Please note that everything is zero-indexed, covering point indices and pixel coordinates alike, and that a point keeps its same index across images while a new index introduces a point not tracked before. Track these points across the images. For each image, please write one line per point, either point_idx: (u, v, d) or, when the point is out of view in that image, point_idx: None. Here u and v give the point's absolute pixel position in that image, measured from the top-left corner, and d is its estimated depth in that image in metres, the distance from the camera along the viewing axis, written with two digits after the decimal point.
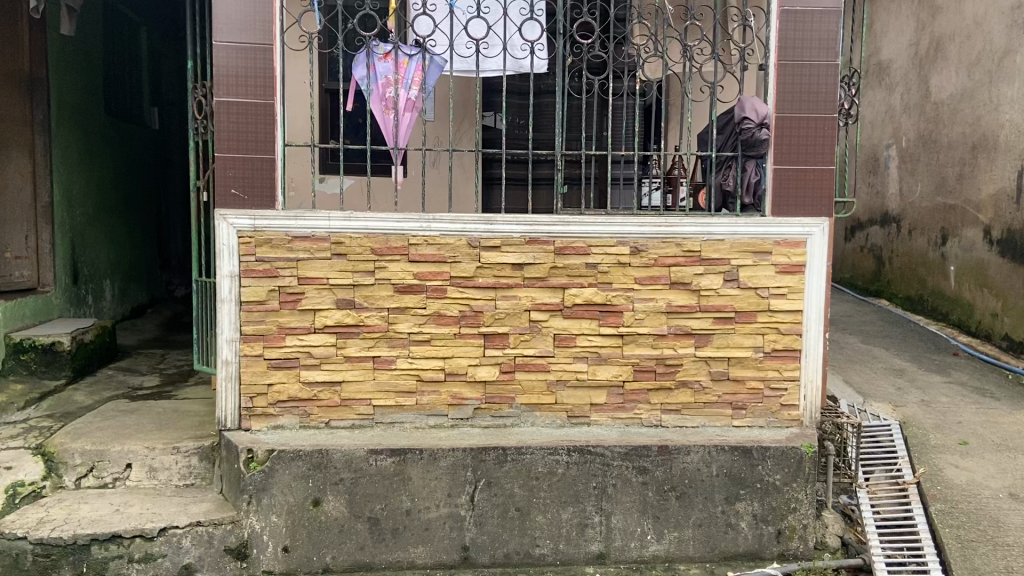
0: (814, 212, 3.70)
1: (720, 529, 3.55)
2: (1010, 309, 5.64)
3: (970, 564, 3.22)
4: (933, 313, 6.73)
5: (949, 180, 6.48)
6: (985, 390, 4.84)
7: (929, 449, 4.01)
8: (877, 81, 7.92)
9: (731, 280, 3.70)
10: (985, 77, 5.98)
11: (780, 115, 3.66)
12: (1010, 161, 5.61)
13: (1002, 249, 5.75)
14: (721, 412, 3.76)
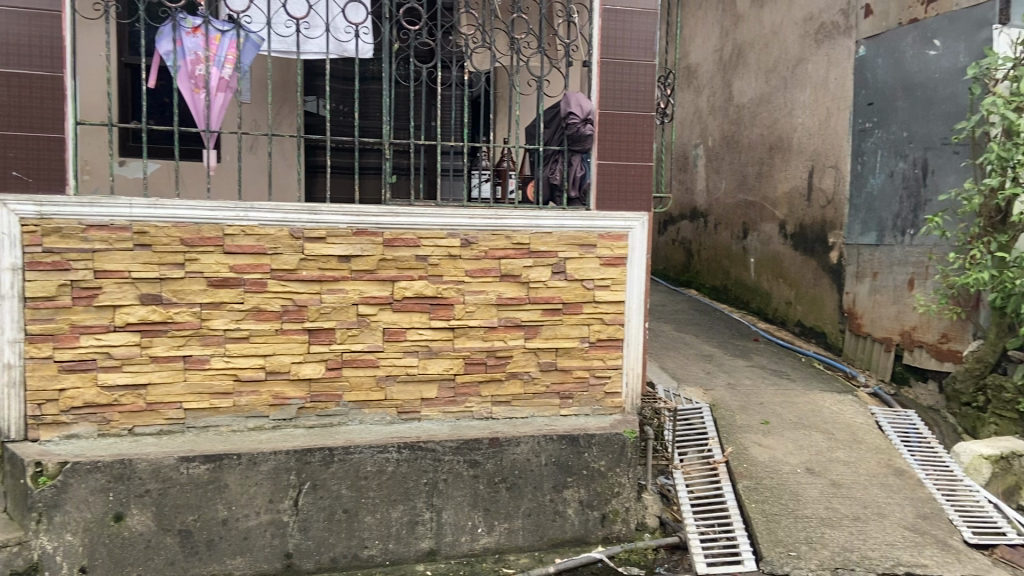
0: (635, 206, 3.85)
1: (548, 517, 3.60)
2: (802, 298, 6.20)
3: (774, 536, 3.46)
4: (735, 302, 7.28)
5: (750, 178, 7.01)
6: (782, 372, 5.28)
7: (736, 428, 4.31)
8: (686, 83, 8.42)
9: (558, 272, 3.76)
10: (780, 83, 6.51)
11: (603, 111, 3.76)
12: (802, 161, 6.16)
13: (795, 243, 6.30)
14: (550, 402, 3.82)
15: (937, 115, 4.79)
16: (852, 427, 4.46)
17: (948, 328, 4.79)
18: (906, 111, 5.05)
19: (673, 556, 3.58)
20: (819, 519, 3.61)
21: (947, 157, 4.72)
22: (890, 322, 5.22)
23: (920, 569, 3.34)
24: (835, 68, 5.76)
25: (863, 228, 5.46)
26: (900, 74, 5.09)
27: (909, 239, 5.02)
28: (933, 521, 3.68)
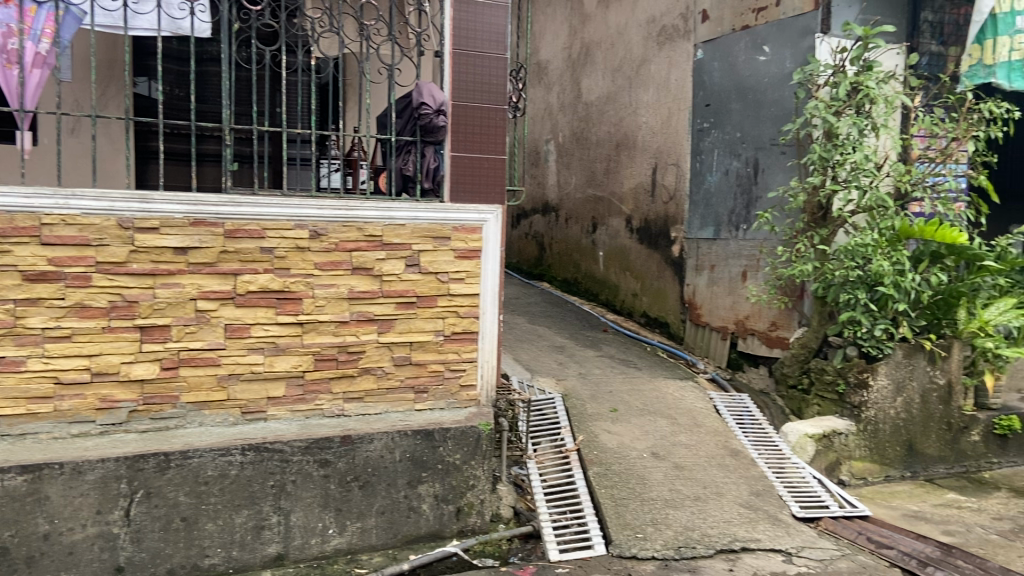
0: (488, 199, 3.85)
1: (402, 514, 3.54)
2: (647, 289, 6.47)
3: (622, 519, 3.59)
4: (585, 294, 7.49)
5: (598, 174, 7.22)
6: (629, 361, 5.49)
7: (587, 417, 4.43)
8: (536, 79, 8.56)
9: (412, 265, 3.70)
10: (625, 82, 6.75)
11: (455, 102, 3.74)
12: (646, 158, 6.42)
13: (640, 237, 6.55)
14: (404, 397, 3.75)
15: (766, 117, 5.13)
16: (693, 411, 4.70)
17: (777, 316, 5.15)
18: (739, 113, 5.37)
19: (527, 545, 3.62)
20: (664, 500, 3.77)
21: (776, 157, 5.06)
22: (726, 312, 5.55)
23: (754, 542, 3.57)
24: (675, 70, 6.04)
25: (702, 223, 5.76)
26: (733, 77, 5.41)
27: (742, 233, 5.36)
28: (765, 497, 3.95)
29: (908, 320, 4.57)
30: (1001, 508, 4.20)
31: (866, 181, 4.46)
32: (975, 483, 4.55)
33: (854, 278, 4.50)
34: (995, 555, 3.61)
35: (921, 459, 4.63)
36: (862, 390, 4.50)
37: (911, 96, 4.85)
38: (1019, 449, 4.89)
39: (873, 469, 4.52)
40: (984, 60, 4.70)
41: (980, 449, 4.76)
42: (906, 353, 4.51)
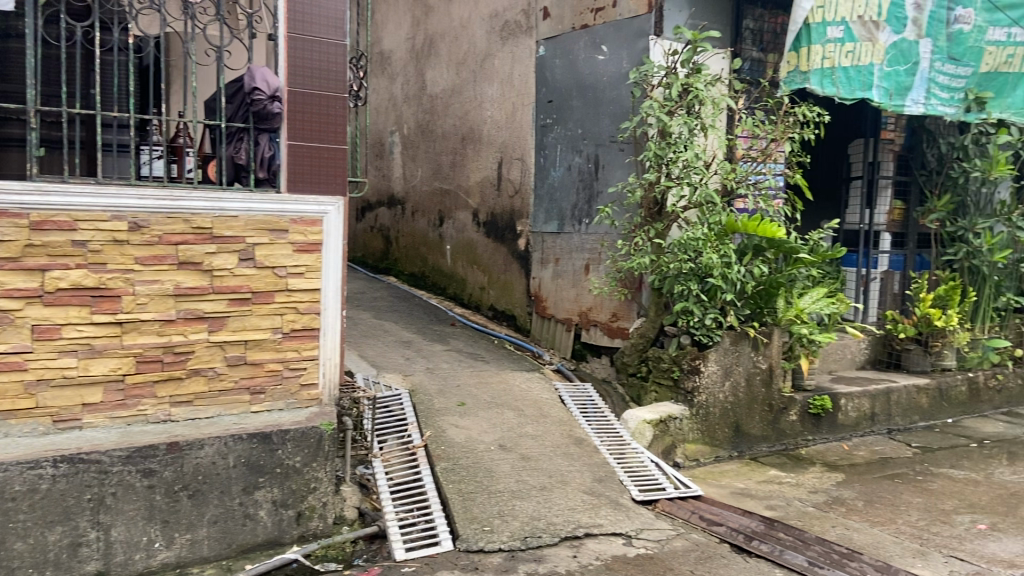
0: (329, 190, 3.72)
1: (237, 522, 3.35)
2: (494, 283, 6.52)
3: (470, 514, 3.59)
4: (433, 288, 7.45)
5: (444, 167, 7.20)
6: (476, 355, 5.51)
7: (434, 412, 4.40)
8: (379, 69, 8.41)
9: (245, 259, 3.51)
10: (470, 76, 6.76)
11: (292, 89, 3.59)
12: (491, 152, 6.46)
13: (487, 230, 6.59)
14: (239, 399, 3.55)
15: (605, 114, 5.30)
16: (538, 402, 4.78)
17: (618, 307, 5.36)
18: (579, 110, 5.51)
19: (372, 546, 3.53)
20: (510, 492, 3.81)
21: (615, 153, 5.24)
22: (570, 304, 5.69)
23: (596, 528, 3.68)
24: (518, 65, 6.10)
25: (546, 217, 5.87)
26: (573, 75, 5.55)
27: (584, 227, 5.51)
28: (606, 483, 4.08)
29: (735, 310, 4.89)
30: (816, 482, 4.56)
31: (697, 178, 4.71)
32: (793, 459, 4.92)
33: (687, 271, 4.73)
34: (810, 526, 3.93)
35: (747, 439, 4.95)
36: (695, 375, 4.77)
37: (736, 100, 5.21)
38: (831, 427, 5.27)
39: (704, 451, 4.79)
40: (800, 67, 5.01)
41: (798, 428, 5.13)
42: (733, 340, 4.83)
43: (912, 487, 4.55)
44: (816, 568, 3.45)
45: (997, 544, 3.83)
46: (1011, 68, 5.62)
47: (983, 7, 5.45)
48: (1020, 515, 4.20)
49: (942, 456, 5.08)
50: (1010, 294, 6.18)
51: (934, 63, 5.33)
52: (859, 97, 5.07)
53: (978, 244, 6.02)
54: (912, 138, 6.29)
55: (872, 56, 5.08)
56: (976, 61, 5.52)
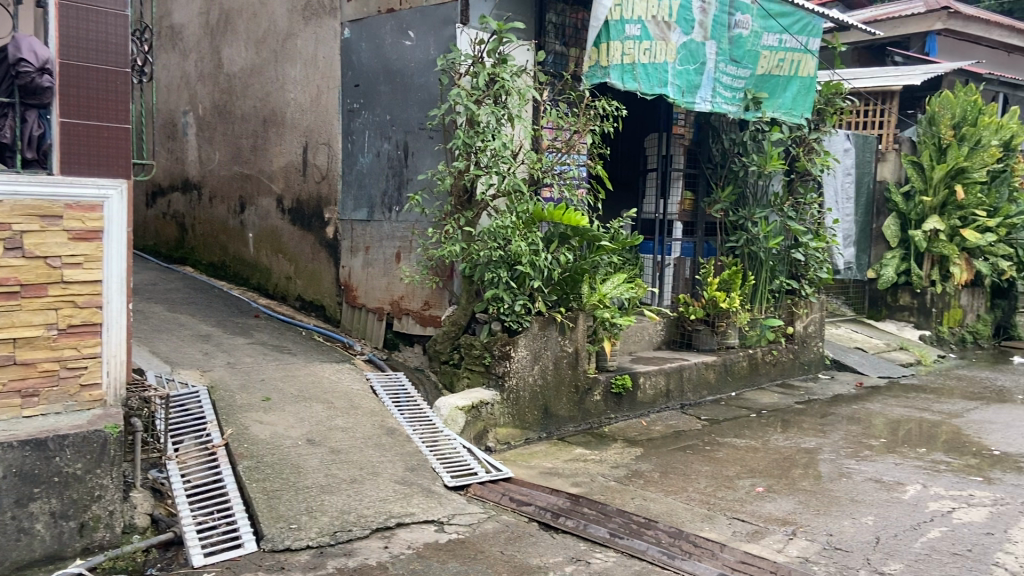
0: (111, 172, 3.41)
1: (9, 538, 3.01)
2: (301, 272, 6.30)
3: (275, 512, 3.44)
4: (235, 278, 7.06)
5: (244, 151, 6.83)
6: (283, 347, 5.29)
7: (235, 409, 4.18)
8: (169, 44, 7.82)
9: (12, 248, 3.14)
10: (270, 56, 6.45)
11: (64, 61, 3.26)
12: (295, 137, 6.21)
13: (292, 218, 6.34)
14: (7, 403, 3.17)
15: (413, 102, 5.27)
16: (348, 394, 4.68)
17: (429, 296, 5.36)
18: (387, 95, 5.44)
19: (167, 554, 3.29)
20: (318, 487, 3.70)
21: (424, 141, 5.24)
22: (380, 293, 5.62)
23: (408, 517, 3.66)
24: (322, 47, 5.90)
25: (355, 204, 5.75)
26: (380, 59, 5.46)
27: (395, 216, 5.46)
28: (419, 472, 4.08)
29: (542, 296, 5.04)
30: (618, 457, 4.83)
31: (505, 167, 4.82)
32: (597, 437, 5.17)
33: (497, 259, 4.81)
34: (612, 499, 4.15)
35: (555, 421, 5.13)
36: (505, 361, 4.88)
37: (541, 92, 5.34)
38: (631, 405, 5.59)
39: (515, 434, 4.91)
40: (600, 62, 5.24)
41: (601, 407, 5.39)
42: (541, 325, 4.98)
43: (701, 457, 4.94)
44: (617, 539, 3.66)
45: (772, 503, 4.25)
46: (782, 71, 6.22)
47: (758, 14, 5.96)
48: (791, 476, 4.68)
49: (727, 427, 5.55)
50: (783, 277, 6.83)
51: (718, 65, 5.78)
52: (656, 92, 5.40)
53: (755, 232, 6.63)
54: (699, 134, 6.78)
55: (666, 55, 5.40)
56: (753, 64, 6.05)
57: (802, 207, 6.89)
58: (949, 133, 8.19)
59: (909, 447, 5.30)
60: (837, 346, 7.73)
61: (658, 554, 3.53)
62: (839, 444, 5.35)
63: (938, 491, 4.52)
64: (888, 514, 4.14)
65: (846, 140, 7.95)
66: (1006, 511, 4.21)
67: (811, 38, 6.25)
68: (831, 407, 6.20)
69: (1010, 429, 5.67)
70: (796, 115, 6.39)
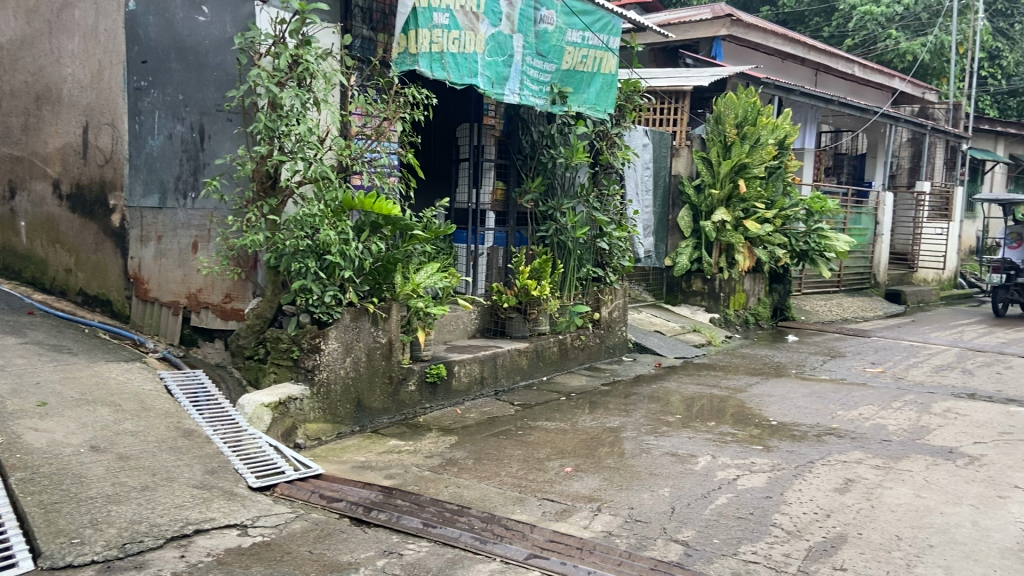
0: None
1: None
2: (82, 265, 5.73)
3: (55, 527, 3.11)
4: (4, 272, 6.31)
5: (13, 131, 6.11)
6: (62, 346, 4.80)
7: (5, 416, 3.74)
8: None
9: None
10: (43, 26, 5.81)
11: None
12: (74, 116, 5.62)
13: (71, 205, 5.73)
14: None
15: (208, 82, 5.05)
16: (139, 395, 4.33)
17: (230, 288, 5.18)
18: (179, 74, 5.09)
19: None
20: (104, 497, 3.39)
21: (221, 124, 5.08)
22: (175, 286, 5.26)
23: (208, 523, 3.44)
24: (104, 18, 5.33)
25: (144, 190, 5.26)
26: (171, 35, 5.08)
27: (190, 202, 5.19)
28: (220, 474, 3.87)
29: (354, 286, 4.91)
30: (432, 446, 4.83)
31: (311, 154, 4.68)
32: (412, 427, 5.13)
33: (304, 248, 4.66)
34: (426, 489, 4.15)
35: (368, 413, 5.04)
36: (315, 354, 4.73)
37: (348, 77, 5.23)
38: (446, 393, 5.62)
39: (326, 429, 4.77)
40: (409, 49, 5.21)
41: (415, 397, 5.36)
42: (353, 316, 4.87)
43: (513, 441, 5.06)
44: (431, 528, 3.66)
45: (579, 482, 4.43)
46: (586, 68, 6.47)
47: (563, 10, 6.17)
48: (597, 455, 4.91)
49: (538, 411, 5.72)
50: (589, 265, 7.12)
51: (525, 58, 5.91)
52: (466, 82, 5.42)
53: (564, 222, 6.85)
54: (509, 125, 6.87)
55: (475, 46, 5.44)
56: (559, 59, 6.24)
57: (606, 198, 7.21)
58: (732, 131, 8.95)
59: (701, 421, 5.74)
60: (639, 330, 8.20)
61: (470, 539, 3.57)
62: (640, 421, 5.69)
63: (725, 460, 4.92)
64: (682, 485, 4.45)
65: (644, 135, 8.39)
66: (782, 475, 4.66)
67: (610, 37, 6.59)
68: (633, 387, 6.58)
69: (786, 401, 6.29)
70: (599, 110, 6.69)
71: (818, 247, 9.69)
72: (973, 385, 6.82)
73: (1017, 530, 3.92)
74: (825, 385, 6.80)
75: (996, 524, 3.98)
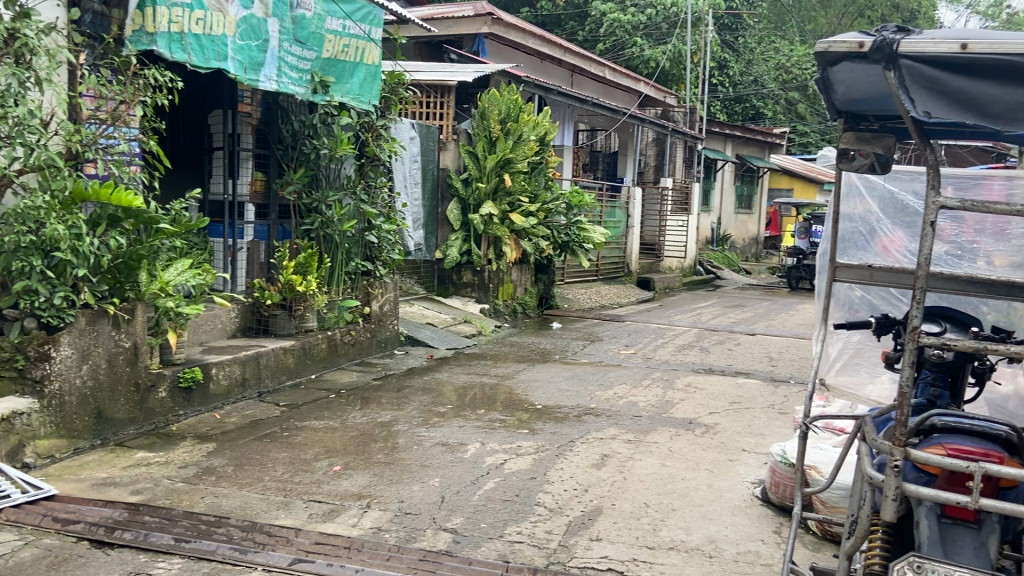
0: None
1: None
2: None
3: None
4: None
5: None
6: None
7: None
8: None
9: None
10: None
11: None
12: None
13: None
14: None
15: None
16: None
17: None
18: None
19: None
20: None
21: None
22: None
23: None
24: None
25: None
26: None
27: None
28: None
29: (89, 285, 4.44)
30: (186, 456, 4.50)
31: (33, 139, 4.16)
32: (163, 437, 4.74)
33: (27, 244, 4.12)
34: (178, 502, 3.85)
35: (110, 425, 4.60)
36: (44, 362, 4.22)
37: (76, 55, 4.71)
38: (203, 398, 5.26)
39: (61, 446, 4.29)
40: (146, 27, 4.82)
41: (167, 405, 4.97)
42: (88, 319, 4.42)
43: (278, 443, 4.85)
44: (183, 544, 3.40)
45: (348, 480, 4.34)
46: (347, 57, 6.33)
47: None
48: (368, 451, 4.85)
49: (305, 411, 5.53)
50: (358, 259, 6.98)
51: (282, 43, 5.67)
52: (213, 66, 5.12)
53: (330, 215, 6.63)
54: (268, 114, 6.64)
55: (224, 27, 5.15)
56: (319, 47, 6.06)
57: (374, 190, 7.07)
58: (496, 127, 9.18)
59: (471, 410, 5.87)
60: (410, 323, 8.22)
61: (229, 551, 3.37)
62: (412, 414, 5.69)
63: (493, 446, 5.06)
64: (451, 474, 4.52)
65: (411, 128, 8.41)
66: (546, 456, 4.89)
67: (372, 27, 6.53)
68: (405, 380, 6.59)
69: (549, 385, 6.62)
70: (363, 102, 6.56)
71: (578, 239, 10.30)
72: (709, 360, 7.62)
73: (744, 488, 4.41)
74: (584, 368, 7.26)
75: (727, 485, 4.46)
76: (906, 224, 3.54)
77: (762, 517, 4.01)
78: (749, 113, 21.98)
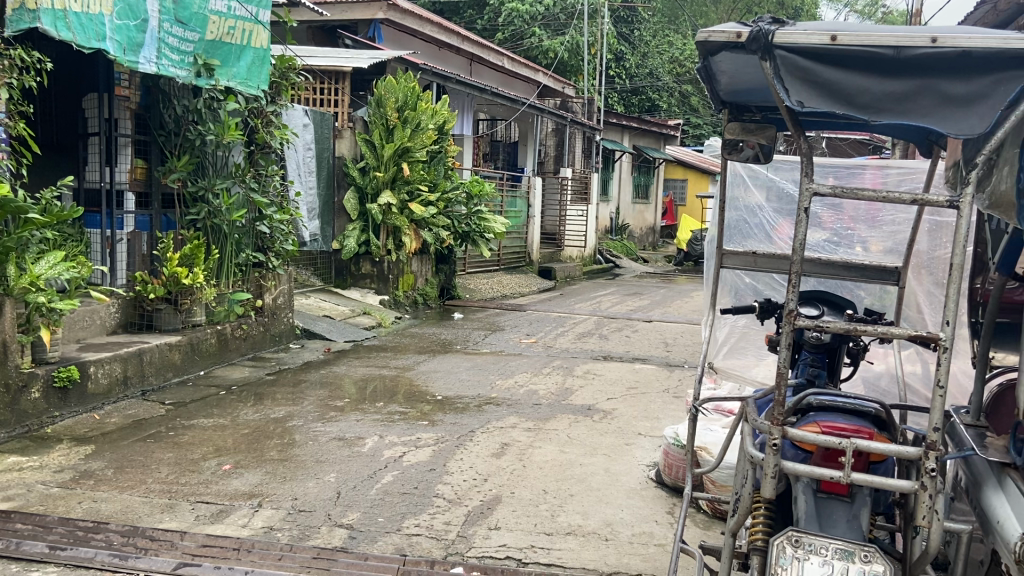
0: None
1: None
2: None
3: None
4: None
5: None
6: None
7: None
8: None
9: None
10: None
11: None
12: None
13: None
14: None
15: None
16: None
17: None
18: None
19: None
20: None
21: None
22: None
23: None
24: None
25: None
26: None
27: None
28: None
29: None
30: (62, 459, 4.23)
31: None
32: (36, 440, 4.44)
33: None
34: (53, 508, 3.61)
35: None
36: None
37: None
38: (80, 398, 4.96)
39: None
40: (27, 4, 4.45)
41: (40, 406, 4.67)
42: None
43: (164, 444, 4.62)
44: (58, 551, 3.19)
45: (238, 479, 4.18)
46: (234, 40, 6.07)
47: None
48: (261, 448, 4.68)
49: (194, 409, 5.29)
50: (249, 250, 6.74)
51: (162, 24, 5.40)
52: (94, 47, 4.83)
53: (217, 205, 6.39)
54: (148, 97, 6.28)
55: (100, 6, 4.87)
56: (201, 28, 5.80)
57: (265, 178, 6.90)
58: (393, 115, 9.00)
59: (370, 403, 5.76)
60: (306, 316, 8.00)
61: (109, 557, 3.18)
62: (307, 409, 5.54)
63: (392, 439, 4.98)
64: (348, 469, 4.42)
65: (304, 116, 8.18)
66: (445, 447, 4.85)
67: (260, 9, 6.29)
68: (301, 374, 6.42)
69: (450, 375, 6.59)
70: (251, 86, 6.31)
71: (478, 229, 10.29)
72: (608, 347, 7.77)
73: (640, 471, 4.50)
74: (485, 357, 7.25)
75: (624, 469, 4.54)
76: (787, 211, 3.73)
77: (656, 499, 4.11)
78: (645, 105, 22.47)
